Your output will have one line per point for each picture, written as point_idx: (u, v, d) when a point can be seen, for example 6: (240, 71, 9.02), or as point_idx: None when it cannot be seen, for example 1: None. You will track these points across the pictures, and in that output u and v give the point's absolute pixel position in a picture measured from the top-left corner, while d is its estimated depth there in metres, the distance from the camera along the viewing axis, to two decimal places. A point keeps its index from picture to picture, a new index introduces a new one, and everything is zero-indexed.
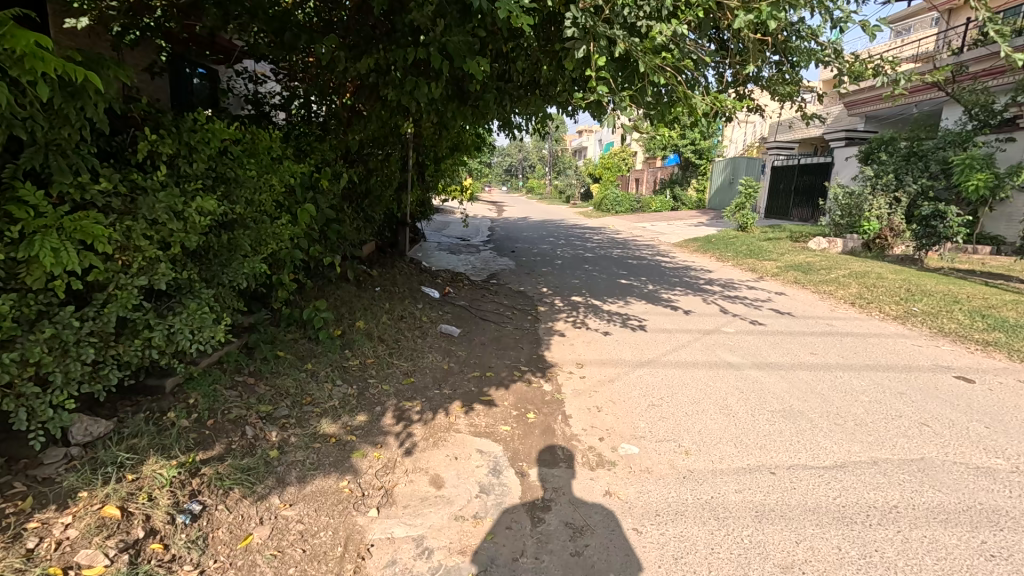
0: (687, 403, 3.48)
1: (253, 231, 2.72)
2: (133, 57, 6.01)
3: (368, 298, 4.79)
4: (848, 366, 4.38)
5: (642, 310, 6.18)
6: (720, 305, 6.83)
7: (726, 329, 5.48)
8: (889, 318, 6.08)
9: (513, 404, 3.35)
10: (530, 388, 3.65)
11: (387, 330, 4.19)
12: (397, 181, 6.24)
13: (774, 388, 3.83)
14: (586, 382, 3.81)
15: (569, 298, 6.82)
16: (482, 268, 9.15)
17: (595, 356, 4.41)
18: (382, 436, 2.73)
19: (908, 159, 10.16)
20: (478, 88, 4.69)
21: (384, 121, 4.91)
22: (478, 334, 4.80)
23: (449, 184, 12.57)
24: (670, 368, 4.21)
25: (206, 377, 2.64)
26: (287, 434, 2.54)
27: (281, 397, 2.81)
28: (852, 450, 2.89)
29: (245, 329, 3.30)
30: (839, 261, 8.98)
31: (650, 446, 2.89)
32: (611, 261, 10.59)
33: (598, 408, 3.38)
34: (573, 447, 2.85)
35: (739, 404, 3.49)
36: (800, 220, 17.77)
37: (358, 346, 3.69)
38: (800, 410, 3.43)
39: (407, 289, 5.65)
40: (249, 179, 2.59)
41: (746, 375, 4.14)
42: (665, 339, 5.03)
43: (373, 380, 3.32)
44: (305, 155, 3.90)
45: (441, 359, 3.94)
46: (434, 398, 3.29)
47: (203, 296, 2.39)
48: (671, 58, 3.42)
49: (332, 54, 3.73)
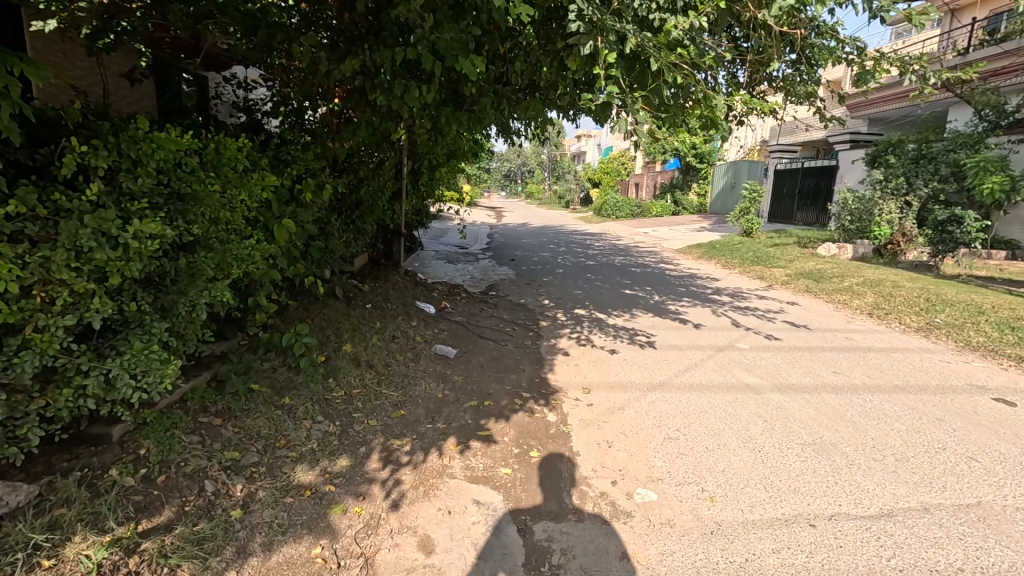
0: (706, 435, 3.15)
1: (217, 252, 2.40)
2: (111, 62, 5.71)
3: (358, 317, 4.46)
4: (877, 387, 4.05)
5: (650, 325, 5.85)
6: (731, 316, 6.50)
7: (740, 345, 5.16)
8: (911, 330, 5.74)
9: (514, 440, 3.01)
10: (533, 419, 3.32)
11: (377, 354, 3.86)
12: (390, 190, 5.93)
13: (800, 415, 3.50)
14: (594, 411, 3.48)
15: (571, 311, 6.48)
16: (481, 279, 8.82)
17: (602, 378, 4.07)
18: (366, 485, 2.40)
19: (917, 162, 9.87)
20: (474, 91, 4.39)
21: (373, 127, 4.60)
22: (476, 354, 4.47)
23: (447, 191, 12.27)
24: (684, 392, 3.88)
25: (164, 420, 2.32)
26: (254, 487, 2.22)
27: (251, 440, 2.48)
28: (898, 494, 2.56)
29: (216, 359, 2.98)
30: (851, 269, 8.66)
31: (671, 492, 2.56)
32: (614, 269, 10.26)
33: (609, 443, 3.05)
34: (582, 494, 2.52)
35: (763, 436, 3.16)
36: (805, 224, 17.46)
37: (344, 374, 3.36)
38: (832, 442, 3.10)
39: (400, 305, 5.32)
40: (210, 195, 2.28)
41: (767, 399, 3.81)
42: (676, 357, 4.70)
43: (359, 415, 3.00)
44: (286, 165, 3.59)
45: (435, 386, 3.61)
46: (427, 434, 2.96)
47: (155, 330, 2.07)
48: (687, 56, 3.10)
49: (314, 55, 3.42)
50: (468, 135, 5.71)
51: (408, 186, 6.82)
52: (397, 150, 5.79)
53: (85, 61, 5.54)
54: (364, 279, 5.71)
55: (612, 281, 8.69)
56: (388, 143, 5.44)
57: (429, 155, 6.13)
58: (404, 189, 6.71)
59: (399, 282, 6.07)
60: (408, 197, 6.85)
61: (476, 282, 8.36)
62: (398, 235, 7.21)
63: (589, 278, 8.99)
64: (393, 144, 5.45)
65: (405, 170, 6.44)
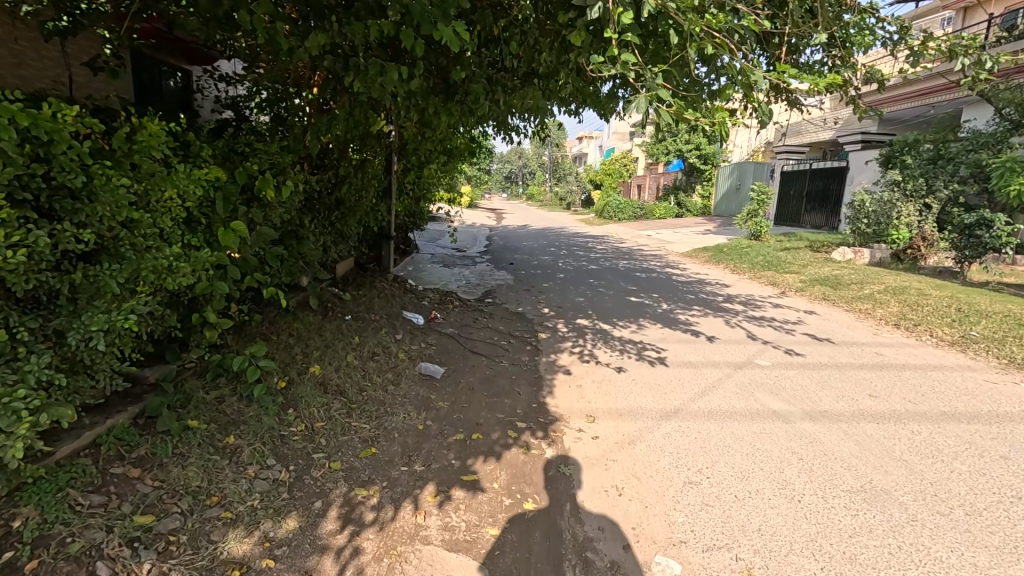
0: (734, 479, 2.66)
1: (130, 263, 1.94)
2: (73, 49, 5.24)
3: (333, 331, 3.97)
4: (922, 415, 3.54)
5: (659, 337, 5.35)
6: (746, 327, 5.98)
7: (760, 361, 4.65)
8: (946, 344, 5.22)
9: (505, 486, 2.52)
10: (529, 457, 2.82)
11: (350, 376, 3.36)
12: (376, 190, 5.45)
13: (840, 450, 3.00)
14: (601, 447, 2.99)
15: (573, 321, 5.98)
16: (477, 284, 8.32)
17: (609, 404, 3.58)
18: (316, 557, 1.91)
19: (936, 163, 9.40)
20: (464, 77, 3.89)
21: (352, 117, 4.10)
22: (466, 374, 3.98)
23: (443, 192, 11.79)
24: (702, 420, 3.38)
25: (57, 478, 1.85)
26: (166, 567, 1.73)
27: (174, 498, 2.00)
28: (980, 566, 2.06)
29: (150, 390, 2.50)
30: (870, 275, 8.16)
31: (697, 562, 2.06)
32: (618, 274, 9.76)
33: (619, 490, 2.56)
34: (587, 564, 2.03)
35: (801, 480, 2.67)
36: (814, 227, 16.94)
37: (307, 404, 2.87)
38: (884, 488, 2.60)
39: (384, 316, 4.83)
40: (111, 191, 1.81)
41: (799, 429, 3.31)
42: (690, 377, 4.19)
43: (319, 457, 2.50)
44: (245, 158, 3.12)
45: (416, 416, 3.12)
46: (400, 481, 2.46)
47: (27, 369, 1.62)
48: (712, 24, 2.61)
49: (273, 29, 2.94)
50: (460, 130, 5.22)
51: (398, 186, 6.34)
52: (382, 146, 5.30)
53: (45, 49, 5.11)
54: (347, 288, 5.23)
55: (617, 288, 8.19)
56: (372, 138, 4.95)
57: (418, 152, 5.64)
58: (393, 188, 6.22)
59: (385, 290, 5.58)
60: (397, 198, 6.36)
61: (471, 289, 7.86)
62: (387, 239, 6.72)
63: (592, 284, 8.48)
64: (377, 138, 4.96)
65: (392, 168, 5.95)
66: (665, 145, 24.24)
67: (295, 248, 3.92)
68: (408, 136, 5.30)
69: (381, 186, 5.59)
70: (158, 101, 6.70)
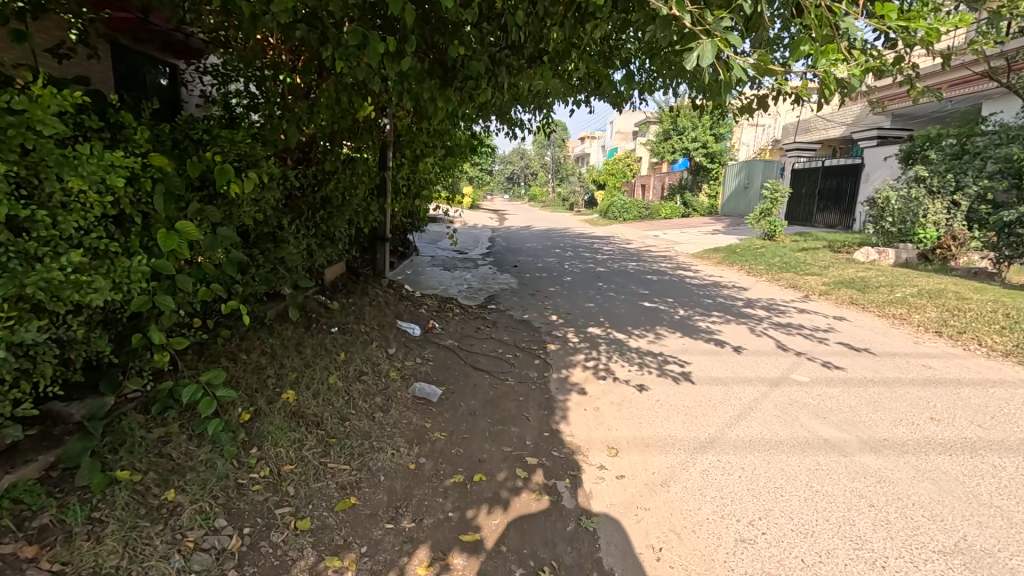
0: (796, 534, 2.17)
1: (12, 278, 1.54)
2: (35, 34, 4.77)
3: (315, 348, 3.48)
4: (1002, 444, 3.02)
5: (680, 349, 4.84)
6: (774, 335, 5.46)
7: (797, 375, 4.14)
8: (1001, 355, 4.70)
9: (513, 551, 2.02)
10: (542, 507, 2.32)
11: (331, 404, 2.87)
12: (369, 188, 4.97)
13: (916, 493, 2.49)
14: (630, 490, 2.49)
15: (584, 330, 5.47)
16: (479, 289, 7.81)
17: (633, 433, 3.07)
18: None
19: (961, 158, 8.88)
20: (462, 53, 3.39)
21: (336, 102, 3.62)
22: (467, 395, 3.48)
23: (444, 192, 11.32)
24: (744, 452, 2.89)
25: None
26: None
27: None
28: None
29: (74, 431, 2.04)
30: (898, 277, 7.65)
31: None
32: (628, 277, 9.25)
33: (657, 552, 2.07)
34: None
35: (879, 535, 2.17)
36: (828, 226, 16.38)
37: (274, 441, 2.37)
38: (984, 548, 2.10)
39: (376, 328, 4.33)
40: None
41: (861, 463, 2.80)
42: (722, 397, 3.69)
43: (282, 516, 2.02)
44: (203, 146, 2.66)
45: (406, 452, 2.62)
46: (383, 546, 1.97)
47: None
48: None
49: None
50: (460, 121, 4.74)
51: (394, 184, 5.85)
52: (376, 139, 4.83)
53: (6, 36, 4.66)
54: (335, 295, 4.73)
55: (628, 292, 7.67)
56: (362, 130, 4.47)
57: (415, 146, 5.15)
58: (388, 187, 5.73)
59: (379, 297, 5.08)
60: (393, 197, 5.87)
61: (473, 294, 7.35)
62: (383, 240, 6.23)
63: (602, 288, 7.96)
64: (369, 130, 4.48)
65: (386, 164, 5.46)
66: (670, 144, 23.73)
67: (272, 252, 3.44)
68: (403, 127, 4.82)
69: (374, 183, 5.11)
70: (136, 92, 6.24)
